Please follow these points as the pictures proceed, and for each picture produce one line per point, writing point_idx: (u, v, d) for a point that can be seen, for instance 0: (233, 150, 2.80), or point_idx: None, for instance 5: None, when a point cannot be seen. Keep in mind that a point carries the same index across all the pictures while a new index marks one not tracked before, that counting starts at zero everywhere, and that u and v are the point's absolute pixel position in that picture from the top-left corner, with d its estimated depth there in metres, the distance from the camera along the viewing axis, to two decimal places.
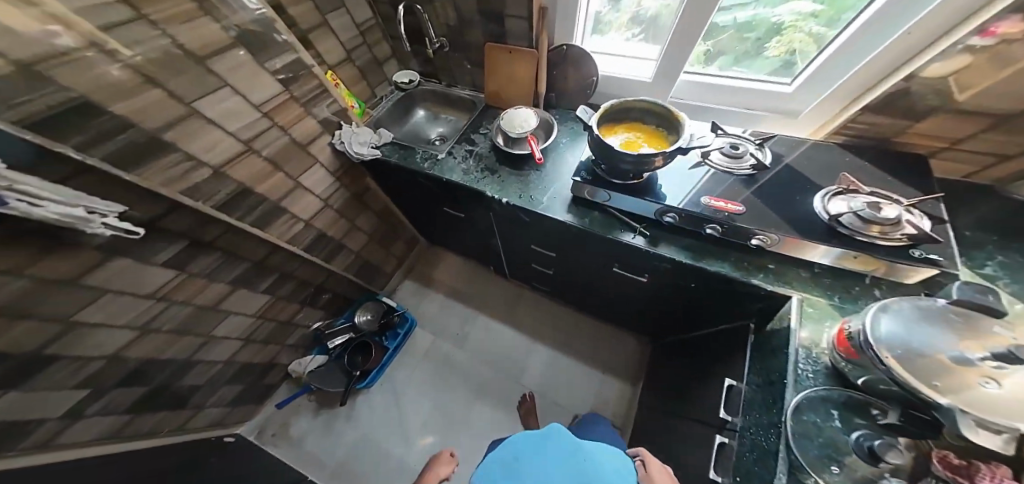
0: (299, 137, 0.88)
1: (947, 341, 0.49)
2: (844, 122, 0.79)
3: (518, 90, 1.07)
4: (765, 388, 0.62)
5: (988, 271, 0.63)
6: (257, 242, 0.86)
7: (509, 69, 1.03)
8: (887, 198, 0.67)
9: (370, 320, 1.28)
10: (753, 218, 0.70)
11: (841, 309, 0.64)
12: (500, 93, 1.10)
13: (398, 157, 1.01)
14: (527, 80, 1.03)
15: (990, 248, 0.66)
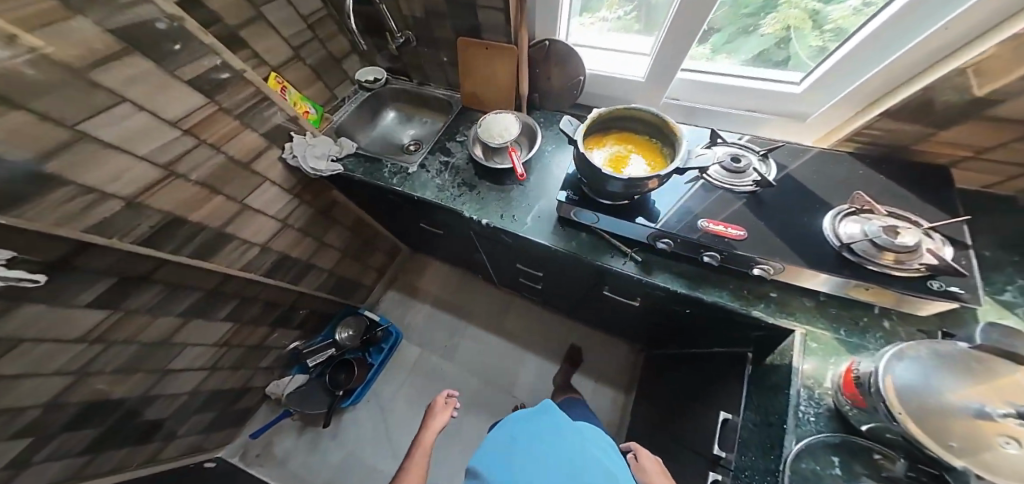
0: (237, 154, 0.83)
1: (967, 393, 0.44)
2: (858, 128, 0.72)
3: (499, 93, 1.02)
4: (763, 429, 0.59)
5: (1006, 298, 0.58)
6: (203, 273, 0.85)
7: (486, 65, 0.98)
8: (905, 220, 0.61)
9: (352, 336, 1.34)
10: (755, 245, 0.65)
11: (849, 344, 0.60)
12: (477, 93, 1.06)
13: (363, 170, 1.01)
14: (509, 85, 0.98)
15: (1009, 270, 0.60)
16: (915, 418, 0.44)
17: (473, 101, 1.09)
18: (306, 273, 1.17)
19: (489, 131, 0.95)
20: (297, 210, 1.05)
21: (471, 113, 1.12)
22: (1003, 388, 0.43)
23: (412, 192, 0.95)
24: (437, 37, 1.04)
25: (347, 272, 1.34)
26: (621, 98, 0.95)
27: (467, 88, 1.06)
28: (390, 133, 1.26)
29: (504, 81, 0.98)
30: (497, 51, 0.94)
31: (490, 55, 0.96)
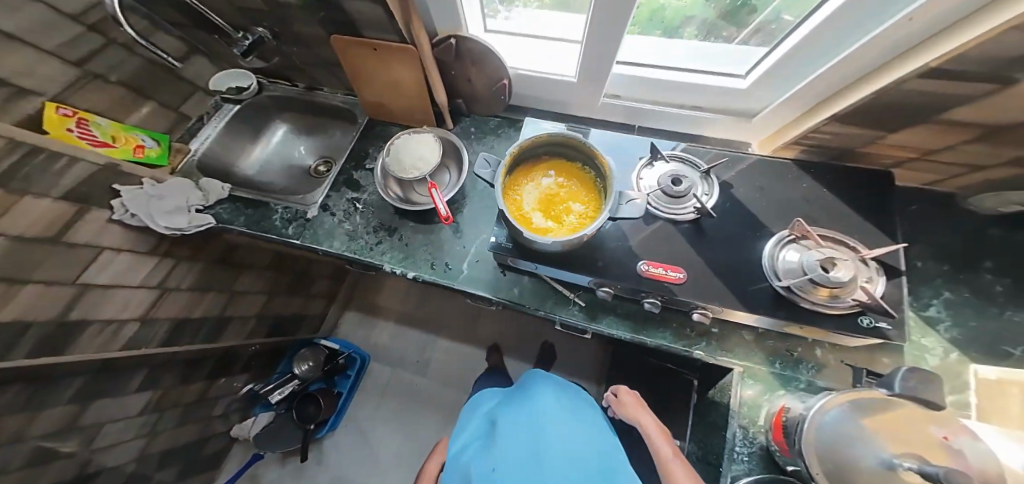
0: (29, 230, 0.65)
1: (879, 447, 0.44)
2: (798, 136, 0.65)
3: (406, 102, 0.82)
4: (705, 467, 0.62)
5: (928, 313, 0.57)
6: (63, 366, 0.74)
7: (378, 71, 0.76)
8: (844, 246, 0.57)
9: (312, 367, 1.34)
10: (693, 289, 0.62)
11: (783, 378, 0.61)
12: (381, 103, 0.86)
13: (242, 220, 0.89)
14: (420, 96, 0.78)
15: (938, 283, 0.59)
16: (829, 477, 0.46)
17: (371, 103, 0.87)
18: (225, 326, 1.11)
19: (398, 160, 0.78)
20: (176, 268, 0.92)
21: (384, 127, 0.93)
22: (918, 441, 0.44)
23: (314, 244, 0.83)
24: (303, 34, 0.81)
25: (284, 310, 1.32)
26: (552, 98, 0.79)
27: (360, 88, 0.83)
28: (281, 153, 1.07)
29: (406, 90, 0.78)
30: (393, 54, 0.71)
31: (385, 60, 0.73)
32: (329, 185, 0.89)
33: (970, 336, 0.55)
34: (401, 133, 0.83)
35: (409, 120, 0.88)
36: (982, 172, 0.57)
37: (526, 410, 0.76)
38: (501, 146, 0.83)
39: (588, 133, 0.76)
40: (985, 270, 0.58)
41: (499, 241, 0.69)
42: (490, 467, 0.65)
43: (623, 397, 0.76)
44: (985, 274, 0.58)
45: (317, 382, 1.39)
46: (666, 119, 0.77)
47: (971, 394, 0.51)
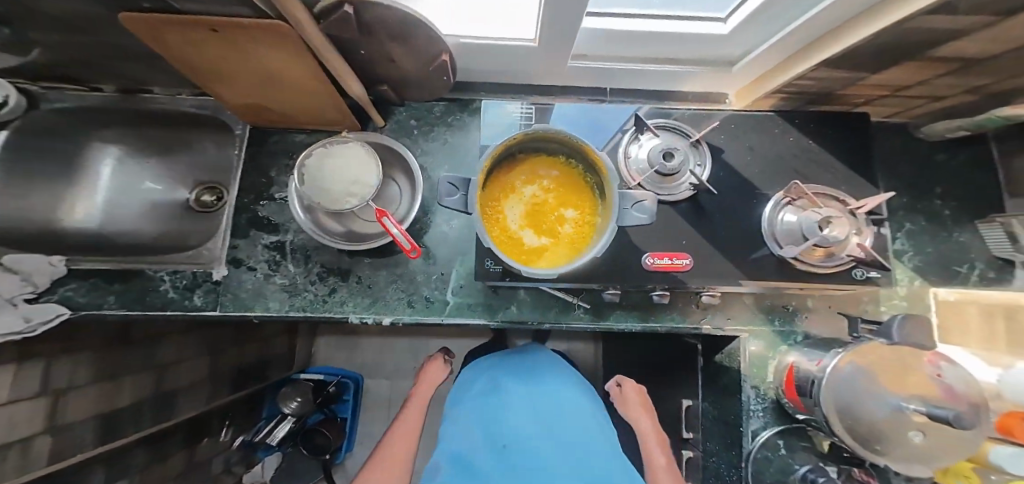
0: None
1: (888, 395, 0.49)
2: (774, 90, 0.58)
3: (305, 97, 0.58)
4: (723, 424, 0.72)
5: (898, 247, 0.69)
6: None
7: (240, 56, 0.46)
8: (834, 200, 0.57)
9: (304, 403, 1.10)
10: (701, 274, 0.58)
11: (783, 335, 0.68)
12: (265, 103, 0.61)
13: (114, 301, 0.64)
14: (325, 91, 0.55)
15: (901, 216, 0.69)
16: (850, 430, 0.51)
17: (246, 99, 0.59)
18: (173, 399, 0.86)
19: (323, 189, 0.57)
20: (58, 363, 0.63)
21: (288, 134, 0.73)
22: (915, 384, 0.49)
23: (244, 311, 0.65)
24: (88, 22, 0.51)
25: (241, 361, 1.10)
26: (506, 69, 0.65)
27: (208, 79, 0.52)
28: (127, 191, 0.76)
29: (297, 79, 0.52)
30: (257, 42, 0.42)
31: (245, 48, 0.44)
32: (229, 232, 0.69)
33: (927, 262, 0.68)
34: (312, 146, 0.61)
35: (315, 118, 0.66)
36: (941, 102, 0.60)
37: (532, 377, 0.68)
38: (457, 140, 0.71)
39: (553, 107, 0.64)
40: (937, 196, 0.69)
41: (486, 267, 0.60)
42: (501, 441, 0.55)
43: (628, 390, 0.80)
44: (937, 200, 0.69)
45: (315, 413, 1.18)
46: (640, 77, 0.66)
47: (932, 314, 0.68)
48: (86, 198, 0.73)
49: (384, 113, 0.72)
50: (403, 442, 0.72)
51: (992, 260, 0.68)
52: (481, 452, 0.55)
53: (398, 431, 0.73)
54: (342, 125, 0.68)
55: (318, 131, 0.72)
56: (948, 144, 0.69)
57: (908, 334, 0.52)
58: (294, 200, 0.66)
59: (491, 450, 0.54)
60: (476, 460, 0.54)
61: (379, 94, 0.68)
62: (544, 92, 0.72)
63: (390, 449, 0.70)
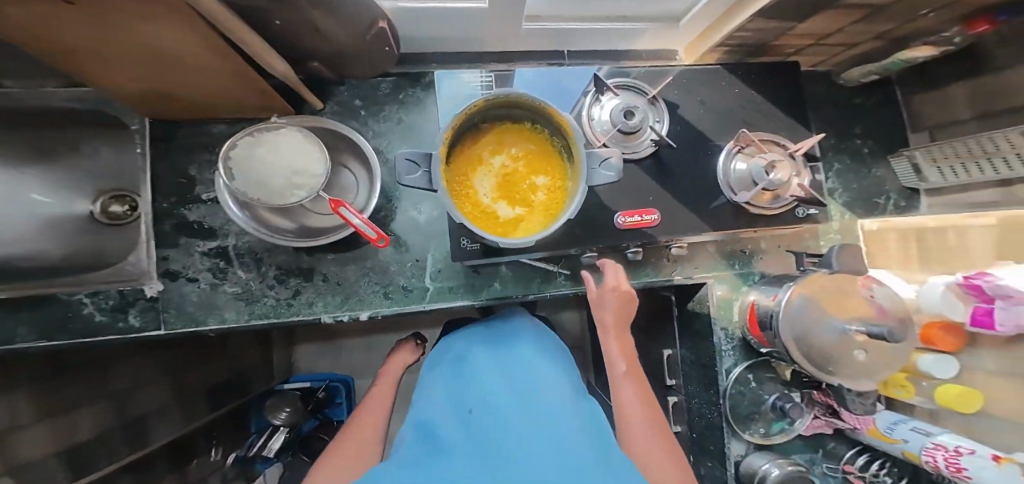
0: None
1: (834, 322, 0.58)
2: (717, 44, 0.61)
3: (213, 78, 0.47)
4: (698, 366, 0.78)
5: (830, 186, 0.77)
6: None
7: (120, 48, 0.35)
8: (778, 147, 0.63)
9: (296, 410, 0.98)
10: (668, 227, 0.62)
11: (742, 276, 0.74)
12: (157, 95, 0.51)
13: (29, 332, 0.55)
14: (236, 69, 0.46)
15: (830, 156, 0.78)
16: (814, 362, 0.58)
17: (132, 84, 0.45)
18: (145, 423, 0.67)
19: (261, 183, 0.52)
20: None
21: (200, 125, 0.63)
22: (855, 307, 0.59)
23: (196, 327, 0.59)
24: None
25: (212, 378, 0.89)
26: (458, 36, 0.63)
27: (69, 63, 0.37)
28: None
29: (194, 69, 0.43)
30: (153, 24, 0.30)
31: (135, 32, 0.31)
32: (153, 243, 0.60)
33: (853, 197, 0.78)
34: (237, 135, 0.55)
35: (229, 101, 0.56)
36: (855, 49, 0.68)
37: (508, 347, 0.60)
38: (412, 118, 0.68)
39: (513, 71, 0.63)
40: (857, 135, 0.78)
41: (462, 246, 0.58)
42: (466, 406, 0.48)
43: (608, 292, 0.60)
44: (857, 139, 0.78)
45: (308, 420, 1.07)
46: (594, 37, 0.67)
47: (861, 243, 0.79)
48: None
49: (323, 94, 0.66)
50: (368, 425, 0.62)
51: (903, 188, 0.79)
52: (445, 422, 0.47)
53: (364, 411, 0.65)
54: (272, 111, 0.61)
55: (242, 120, 0.64)
56: (858, 89, 0.79)
57: (844, 261, 0.61)
58: (225, 197, 0.59)
59: (455, 419, 0.47)
60: (437, 430, 0.46)
61: (312, 73, 0.62)
62: (501, 59, 0.71)
63: (358, 426, 0.62)
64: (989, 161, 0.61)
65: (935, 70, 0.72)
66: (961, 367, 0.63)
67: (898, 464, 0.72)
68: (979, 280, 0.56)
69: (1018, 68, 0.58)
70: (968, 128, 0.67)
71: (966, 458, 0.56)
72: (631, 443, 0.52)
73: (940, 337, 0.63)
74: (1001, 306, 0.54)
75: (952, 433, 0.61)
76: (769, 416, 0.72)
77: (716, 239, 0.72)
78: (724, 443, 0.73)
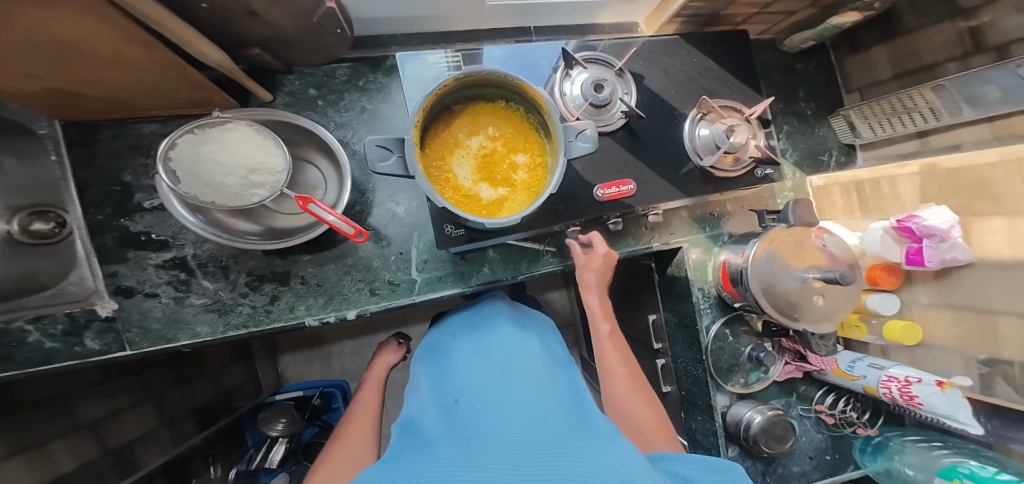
0: None
1: (795, 272, 0.63)
2: (672, 15, 0.64)
3: (134, 71, 0.43)
4: (681, 327, 0.83)
5: (781, 146, 0.84)
6: None
7: (22, 44, 0.32)
8: (736, 112, 0.68)
9: (293, 420, 0.93)
10: (644, 195, 0.64)
11: (713, 237, 0.79)
12: (66, 92, 0.44)
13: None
14: (163, 59, 0.42)
15: (779, 119, 0.84)
16: (782, 311, 0.63)
17: (29, 84, 0.40)
18: (128, 453, 0.61)
19: (212, 184, 0.49)
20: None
21: (128, 125, 0.56)
22: (810, 256, 0.65)
23: (165, 345, 0.54)
24: None
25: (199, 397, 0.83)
26: (418, 14, 0.62)
27: None
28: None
29: (114, 63, 0.40)
30: (41, 4, 0.26)
31: (23, 17, 0.27)
32: (96, 259, 0.54)
33: (802, 156, 0.85)
34: (176, 133, 0.50)
35: (157, 97, 0.51)
36: (794, 17, 0.74)
37: (486, 332, 0.60)
38: (378, 106, 0.66)
39: (480, 50, 0.62)
40: (800, 98, 0.85)
41: (446, 232, 0.58)
42: (454, 398, 0.47)
43: (597, 250, 0.63)
44: (801, 102, 0.85)
45: (308, 427, 1.01)
46: (557, 12, 0.67)
47: (811, 198, 0.86)
48: None
49: (273, 85, 0.62)
50: (364, 415, 0.62)
51: (843, 145, 0.87)
52: (428, 414, 0.47)
53: (356, 411, 0.62)
54: (212, 104, 0.56)
55: (181, 118, 0.58)
56: (800, 55, 0.86)
57: (800, 215, 0.66)
58: (172, 201, 0.54)
59: (437, 411, 0.47)
60: (421, 423, 0.46)
61: (256, 62, 0.57)
62: (466, 38, 0.70)
63: (347, 427, 0.59)
64: (907, 115, 0.70)
65: (863, 35, 0.79)
66: (903, 303, 0.71)
67: (860, 400, 0.82)
68: (909, 222, 0.62)
69: (927, 29, 0.66)
70: (889, 86, 0.75)
71: (916, 386, 0.64)
72: (620, 396, 0.57)
73: (884, 278, 0.68)
74: (928, 245, 0.61)
75: (900, 364, 0.69)
76: (748, 366, 0.78)
77: (688, 204, 0.77)
78: (711, 396, 0.77)
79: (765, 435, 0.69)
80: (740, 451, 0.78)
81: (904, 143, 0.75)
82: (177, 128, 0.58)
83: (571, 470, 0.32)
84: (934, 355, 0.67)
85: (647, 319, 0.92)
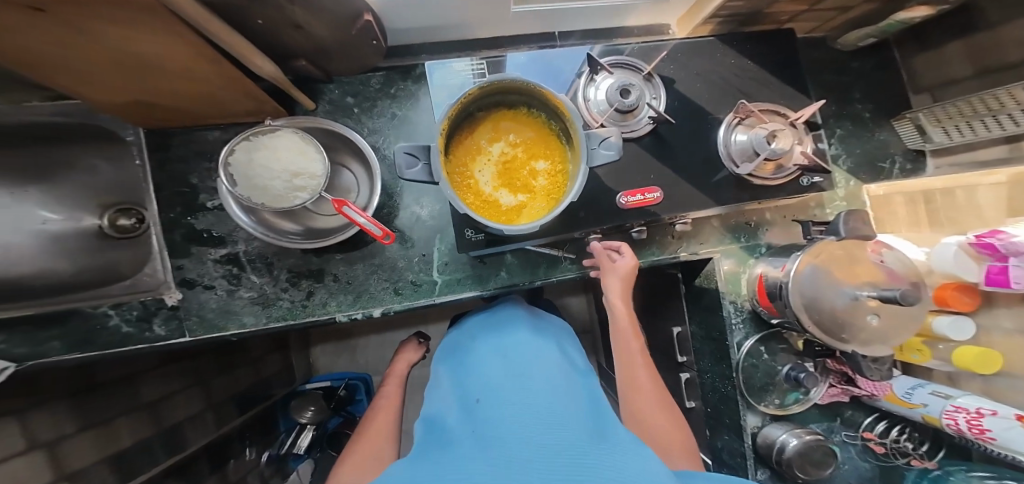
0: None
1: (843, 288, 0.58)
2: (706, 17, 0.60)
3: (204, 83, 0.48)
4: (709, 341, 0.79)
5: (833, 153, 0.77)
6: None
7: (112, 56, 0.38)
8: (778, 116, 0.63)
9: (320, 409, 0.98)
10: (672, 201, 0.62)
11: (748, 249, 0.75)
12: (150, 103, 0.51)
13: (61, 346, 0.57)
14: (227, 73, 0.47)
15: (831, 122, 0.77)
16: (826, 329, 0.58)
17: (119, 93, 0.46)
18: (179, 431, 0.71)
19: (262, 187, 0.54)
20: (31, 417, 0.50)
21: (195, 133, 0.64)
22: (864, 273, 0.59)
23: (217, 333, 0.61)
24: None
25: (238, 383, 0.91)
26: (446, 24, 0.63)
27: (59, 69, 0.39)
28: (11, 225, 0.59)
29: (188, 77, 0.45)
30: (112, 19, 0.30)
31: (101, 30, 0.32)
32: (166, 253, 0.62)
33: (858, 162, 0.77)
34: (235, 140, 0.55)
35: (220, 107, 0.57)
36: (849, 13, 0.67)
37: (505, 334, 0.61)
38: (407, 113, 0.68)
39: (504, 57, 0.62)
40: (856, 100, 0.77)
41: (467, 236, 0.59)
42: (474, 397, 0.49)
43: (619, 267, 0.61)
44: (857, 104, 0.77)
45: (333, 417, 1.08)
46: (584, 16, 0.66)
47: (868, 209, 0.77)
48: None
49: (314, 94, 0.67)
50: (386, 411, 0.65)
51: (908, 151, 0.77)
52: (450, 414, 0.50)
53: (378, 407, 0.66)
54: (264, 113, 0.61)
55: (237, 125, 0.64)
56: (856, 53, 0.78)
57: (852, 227, 0.58)
58: (229, 202, 0.60)
59: (459, 410, 0.49)
60: (443, 421, 0.49)
61: (300, 73, 0.62)
62: (490, 45, 0.71)
63: (371, 422, 0.63)
64: (990, 118, 0.59)
65: (934, 30, 0.69)
66: (979, 329, 0.62)
67: (918, 430, 0.74)
68: (992, 238, 0.55)
69: (1013, 23, 0.56)
70: (968, 87, 0.65)
71: (989, 419, 0.56)
72: (638, 406, 0.56)
73: (955, 298, 0.60)
74: (1016, 263, 0.53)
75: (971, 394, 0.61)
76: (787, 386, 0.72)
77: (721, 213, 0.73)
78: (741, 416, 0.73)
79: (801, 460, 0.64)
80: (769, 475, 0.73)
81: (988, 148, 0.64)
82: (234, 135, 0.64)
83: (586, 477, 0.33)
84: (1015, 389, 0.59)
85: (672, 331, 0.88)
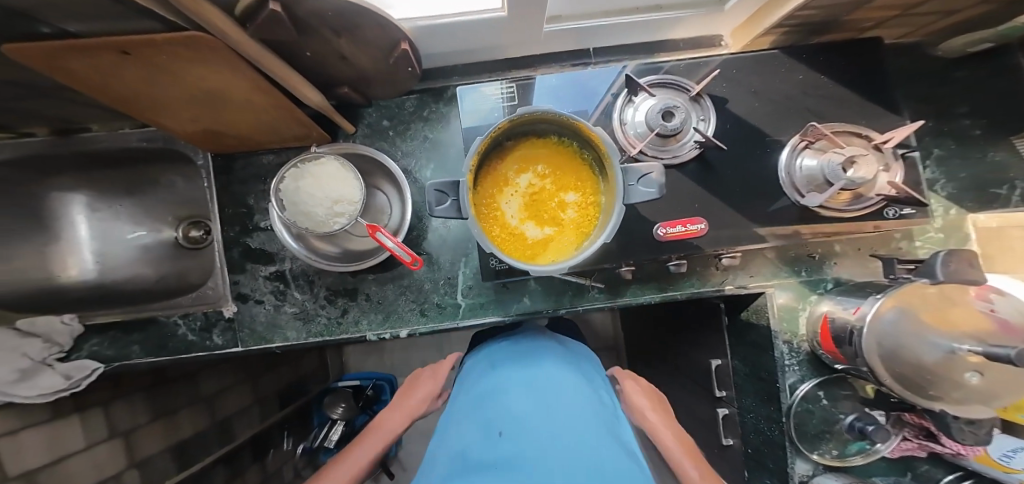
0: None
1: (935, 338, 0.46)
2: (767, 30, 0.53)
3: (262, 115, 0.53)
4: (754, 381, 0.72)
5: (929, 176, 0.66)
6: None
7: (183, 92, 0.43)
8: (856, 137, 0.54)
9: (350, 407, 1.03)
10: (716, 235, 0.56)
11: (811, 283, 0.66)
12: (215, 132, 0.57)
13: (140, 349, 0.66)
14: (283, 106, 0.51)
15: (925, 141, 0.66)
16: (902, 382, 0.48)
17: (194, 126, 0.53)
18: (229, 423, 0.81)
19: (306, 213, 0.57)
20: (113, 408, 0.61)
21: (252, 156, 0.69)
22: (961, 318, 0.46)
23: (265, 344, 0.67)
24: (30, 81, 0.47)
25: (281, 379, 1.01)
26: (482, 47, 0.63)
27: (147, 107, 0.45)
28: (110, 238, 0.73)
29: (245, 109, 0.50)
30: (174, 58, 0.34)
31: (169, 68, 0.37)
32: (226, 269, 0.68)
33: (960, 188, 0.65)
34: (283, 169, 0.60)
35: (274, 134, 0.61)
36: (955, 16, 0.55)
37: (529, 365, 0.59)
38: (439, 135, 0.69)
39: (533, 79, 0.60)
40: (961, 115, 0.65)
41: (492, 265, 0.59)
42: (500, 428, 0.46)
43: (626, 385, 0.65)
44: (962, 120, 0.65)
45: (360, 415, 1.13)
46: (623, 31, 0.61)
47: (974, 243, 0.64)
48: (74, 253, 0.70)
49: (354, 118, 0.69)
50: None
51: None
52: (474, 444, 0.45)
53: None
54: (311, 138, 0.65)
55: (287, 149, 0.69)
56: (962, 59, 0.66)
57: (956, 270, 0.47)
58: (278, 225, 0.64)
59: (482, 441, 0.45)
60: (468, 453, 0.44)
61: (342, 98, 0.65)
62: (524, 65, 0.69)
63: None
64: None
65: None
66: None
67: None
68: None
69: None
70: None
71: None
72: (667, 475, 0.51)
73: None
74: None
75: None
76: (848, 438, 0.64)
77: (776, 245, 0.65)
78: (788, 463, 0.66)
79: None
80: None
81: None
82: (285, 158, 0.69)
83: None
84: None
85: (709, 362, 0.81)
